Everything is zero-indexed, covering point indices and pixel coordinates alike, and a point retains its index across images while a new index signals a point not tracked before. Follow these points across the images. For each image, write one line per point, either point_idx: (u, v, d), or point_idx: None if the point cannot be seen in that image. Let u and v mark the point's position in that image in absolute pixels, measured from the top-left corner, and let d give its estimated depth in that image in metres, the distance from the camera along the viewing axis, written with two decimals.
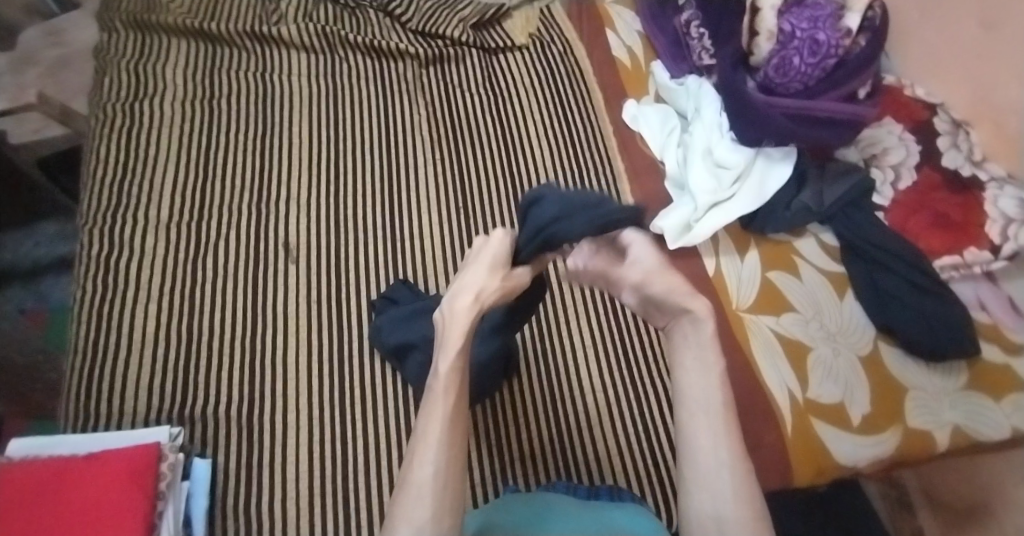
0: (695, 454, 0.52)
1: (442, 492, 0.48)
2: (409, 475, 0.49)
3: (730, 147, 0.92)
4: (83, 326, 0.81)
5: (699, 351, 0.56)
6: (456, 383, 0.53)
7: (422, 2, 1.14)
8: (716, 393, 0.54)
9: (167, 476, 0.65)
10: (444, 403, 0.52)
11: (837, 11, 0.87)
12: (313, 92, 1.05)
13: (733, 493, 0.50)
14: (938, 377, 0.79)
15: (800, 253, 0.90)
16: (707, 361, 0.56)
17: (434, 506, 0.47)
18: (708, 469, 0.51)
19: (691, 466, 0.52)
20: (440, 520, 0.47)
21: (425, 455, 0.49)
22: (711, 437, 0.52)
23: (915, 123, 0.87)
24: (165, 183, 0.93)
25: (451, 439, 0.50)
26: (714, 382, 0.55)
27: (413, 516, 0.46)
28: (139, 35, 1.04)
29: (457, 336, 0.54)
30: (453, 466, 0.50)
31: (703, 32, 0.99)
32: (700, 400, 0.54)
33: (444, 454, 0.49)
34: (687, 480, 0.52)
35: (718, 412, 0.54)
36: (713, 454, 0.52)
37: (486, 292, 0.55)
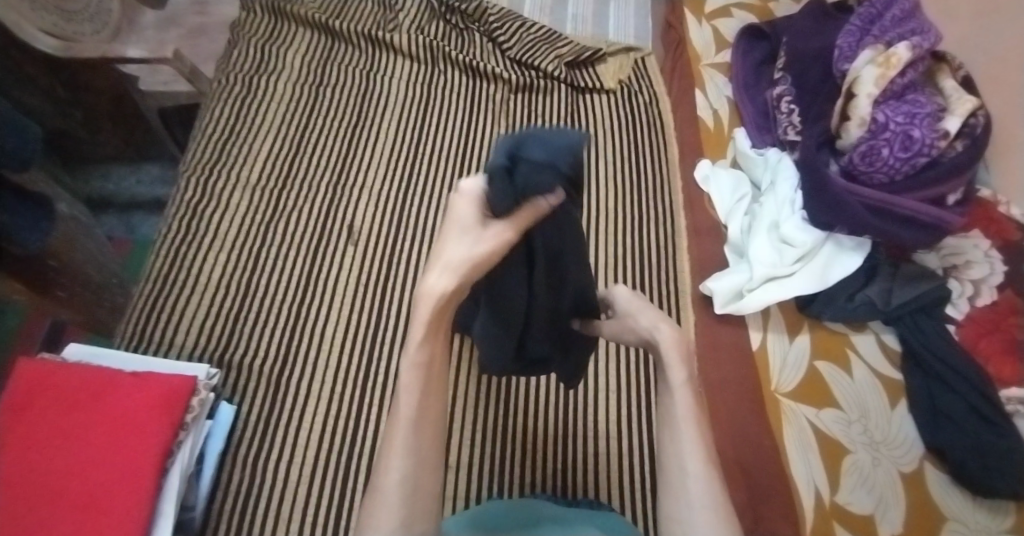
0: (665, 470, 0.50)
1: (411, 498, 0.46)
2: (377, 482, 0.47)
3: (799, 225, 0.90)
4: (159, 260, 0.90)
5: (662, 367, 0.52)
6: (421, 378, 0.47)
7: (526, 34, 1.19)
8: (678, 404, 0.50)
9: (195, 409, 0.70)
10: (409, 403, 0.47)
11: (936, 112, 0.84)
12: (409, 96, 1.12)
13: (704, 506, 0.47)
14: (983, 514, 0.71)
15: (855, 349, 0.85)
16: (669, 376, 0.51)
17: (403, 513, 0.46)
18: (679, 484, 0.48)
19: (665, 485, 0.50)
20: (410, 524, 0.46)
21: (392, 460, 0.46)
22: (678, 448, 0.49)
23: (1004, 242, 0.82)
24: (260, 151, 1.02)
25: (419, 442, 0.47)
26: (676, 393, 0.51)
27: (380, 524, 0.45)
28: (272, 19, 1.15)
29: (425, 316, 0.45)
30: (422, 471, 0.47)
31: (794, 108, 0.98)
32: (666, 413, 0.51)
33: (412, 461, 0.47)
34: (664, 491, 0.50)
35: (686, 423, 0.50)
36: (681, 468, 0.49)
37: (459, 262, 0.44)
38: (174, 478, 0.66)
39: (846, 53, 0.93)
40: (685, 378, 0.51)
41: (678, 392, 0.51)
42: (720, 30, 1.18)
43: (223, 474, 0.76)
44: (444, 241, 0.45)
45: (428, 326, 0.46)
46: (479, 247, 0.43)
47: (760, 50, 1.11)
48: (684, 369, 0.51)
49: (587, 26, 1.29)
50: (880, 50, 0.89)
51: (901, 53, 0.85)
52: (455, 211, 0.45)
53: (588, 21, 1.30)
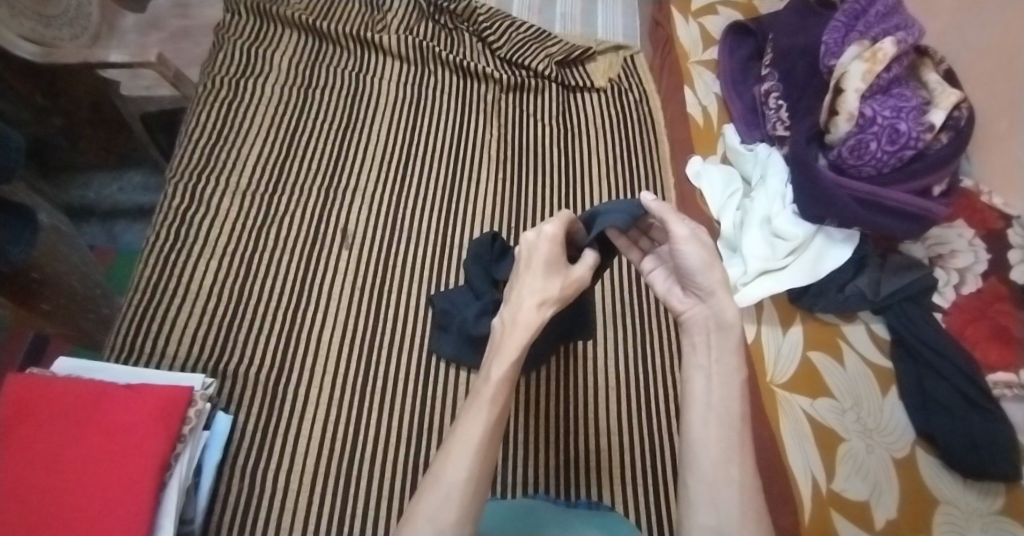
0: (703, 463, 0.50)
1: (468, 497, 0.48)
2: (439, 473, 0.49)
3: (791, 220, 0.92)
4: (148, 268, 0.88)
5: (725, 360, 0.54)
6: (500, 395, 0.53)
7: (515, 34, 1.19)
8: (734, 405, 0.52)
9: (191, 421, 0.68)
10: (486, 410, 0.52)
11: (921, 106, 0.87)
12: (399, 97, 1.11)
13: (742, 508, 0.48)
14: (973, 496, 0.73)
15: (847, 339, 0.87)
16: (731, 373, 0.53)
17: (459, 507, 0.48)
18: (719, 483, 0.49)
19: (698, 476, 0.50)
20: (463, 526, 0.47)
21: (459, 457, 0.50)
22: (724, 450, 0.50)
23: (987, 231, 0.84)
24: (250, 155, 1.01)
25: (486, 449, 0.51)
26: (732, 392, 0.53)
27: (438, 516, 0.47)
28: (258, 21, 1.14)
29: (514, 347, 0.55)
30: (482, 475, 0.50)
31: (781, 103, 1.00)
32: (718, 411, 0.52)
33: (478, 462, 0.50)
34: (693, 482, 0.51)
35: (736, 424, 0.51)
36: (724, 468, 0.50)
37: (549, 297, 0.57)
38: (173, 492, 0.64)
39: (832, 49, 0.95)
40: (744, 380, 0.53)
41: (735, 392, 0.52)
42: (707, 27, 1.19)
43: (222, 485, 0.75)
44: (528, 276, 0.58)
45: (514, 354, 0.55)
46: (558, 285, 0.58)
47: (747, 46, 1.12)
48: (745, 373, 0.53)
49: (576, 25, 1.30)
50: (867, 45, 0.90)
51: (887, 48, 0.87)
52: (535, 253, 0.59)
53: (576, 20, 1.30)
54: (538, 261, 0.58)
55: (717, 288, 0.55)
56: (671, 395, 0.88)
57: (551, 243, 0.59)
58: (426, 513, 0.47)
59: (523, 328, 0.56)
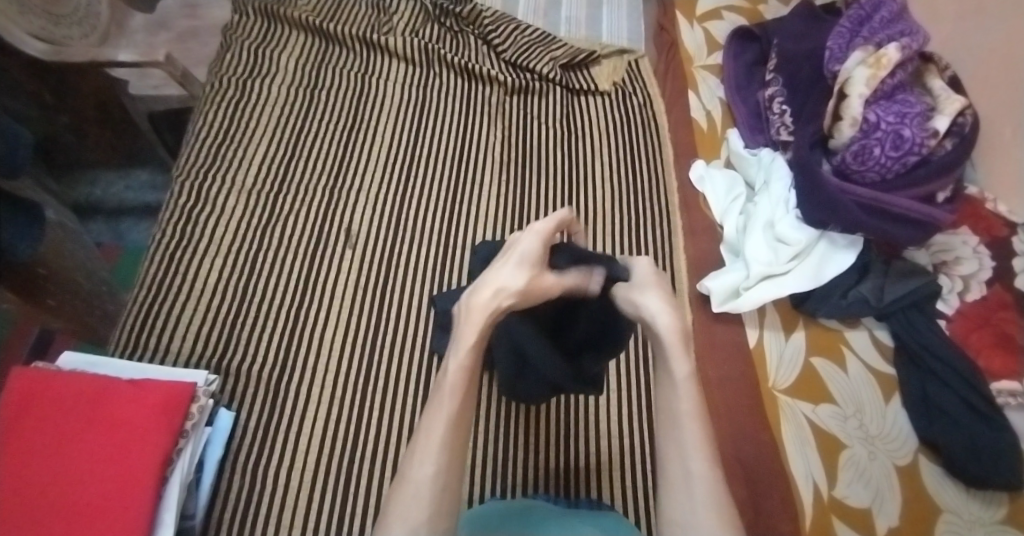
0: (667, 464, 0.53)
1: (439, 493, 0.49)
2: (407, 472, 0.50)
3: (794, 225, 0.91)
4: (154, 266, 0.89)
5: (666, 360, 0.54)
6: (464, 385, 0.52)
7: (520, 37, 1.20)
8: (682, 402, 0.53)
9: (195, 417, 0.69)
10: (451, 404, 0.51)
11: (925, 111, 0.86)
12: (405, 99, 1.12)
13: (705, 500, 0.50)
14: (976, 504, 0.73)
15: (850, 345, 0.87)
16: (672, 372, 0.53)
17: (430, 505, 0.48)
18: (682, 481, 0.51)
19: (668, 483, 0.52)
20: (436, 522, 0.48)
21: (427, 454, 0.49)
22: (680, 446, 0.52)
23: (992, 238, 0.84)
24: (255, 154, 1.02)
25: (452, 441, 0.50)
26: (679, 389, 0.53)
27: (408, 517, 0.47)
28: (266, 22, 1.15)
29: (474, 332, 0.52)
30: (451, 469, 0.50)
31: (785, 108, 1.00)
32: (668, 411, 0.53)
33: (444, 458, 0.49)
34: (664, 487, 0.52)
35: (686, 421, 0.52)
36: (684, 466, 0.51)
37: (508, 290, 0.52)
38: (174, 487, 0.64)
39: (836, 54, 0.95)
40: (691, 373, 0.53)
41: (681, 389, 0.53)
42: (712, 32, 1.20)
43: (223, 482, 0.75)
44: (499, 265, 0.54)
45: (475, 337, 0.52)
46: (524, 280, 0.53)
47: (751, 52, 1.13)
48: (689, 366, 0.53)
49: (581, 29, 1.30)
50: (870, 51, 0.91)
51: (891, 54, 0.87)
52: (521, 246, 0.54)
53: (581, 24, 1.31)
54: (521, 255, 0.54)
55: (648, 307, 0.56)
56: None
57: (540, 242, 0.55)
58: (404, 516, 0.48)
59: (478, 315, 0.52)
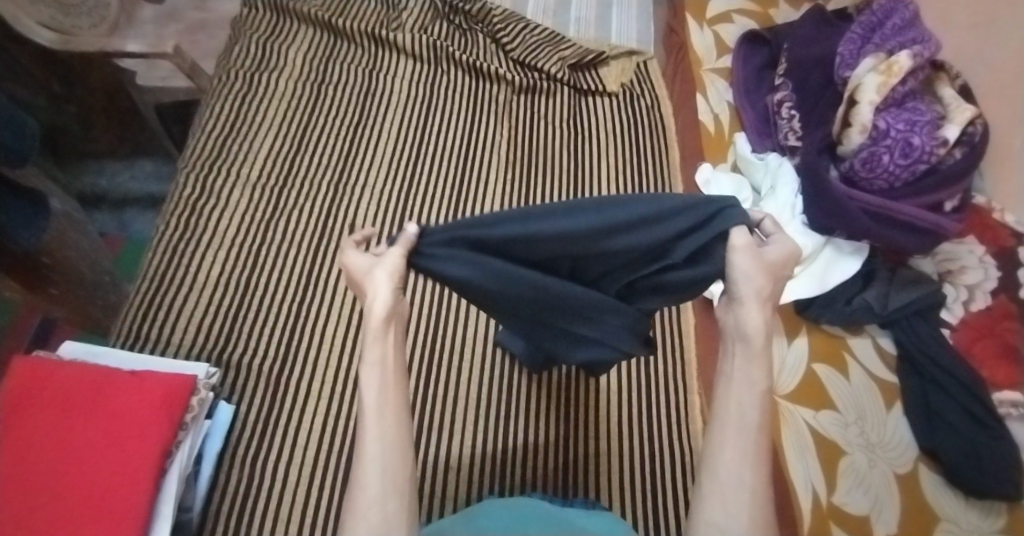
0: (717, 462, 0.49)
1: (389, 465, 0.47)
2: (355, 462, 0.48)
3: (800, 230, 0.92)
4: (157, 258, 0.89)
5: (749, 367, 0.50)
6: (382, 356, 0.50)
7: (529, 36, 1.20)
8: (753, 411, 0.49)
9: (194, 409, 0.69)
10: (374, 382, 0.49)
11: (935, 120, 0.86)
12: (411, 96, 1.12)
13: (750, 514, 0.46)
14: (974, 514, 0.72)
15: (852, 352, 0.86)
16: (754, 380, 0.50)
17: (384, 481, 0.46)
18: (732, 485, 0.47)
19: (712, 478, 0.48)
20: (388, 501, 0.46)
21: (369, 441, 0.47)
22: (741, 454, 0.48)
23: (998, 248, 0.84)
24: (261, 148, 1.02)
25: (390, 420, 0.49)
26: (753, 399, 0.50)
27: (361, 503, 0.46)
28: (274, 16, 1.14)
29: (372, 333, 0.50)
30: (395, 438, 0.48)
31: (794, 114, 0.99)
32: (737, 415, 0.49)
33: (382, 442, 0.48)
34: (706, 489, 0.48)
35: (753, 433, 0.49)
36: (738, 472, 0.47)
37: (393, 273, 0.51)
38: (173, 479, 0.65)
39: (848, 60, 0.95)
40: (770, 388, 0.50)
41: (757, 396, 0.49)
42: (721, 35, 1.19)
43: (222, 474, 0.76)
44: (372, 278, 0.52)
45: (377, 330, 0.50)
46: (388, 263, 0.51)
47: (761, 56, 1.12)
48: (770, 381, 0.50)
49: (590, 29, 1.30)
50: (882, 58, 0.90)
51: (903, 61, 0.86)
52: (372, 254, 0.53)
53: (590, 24, 1.31)
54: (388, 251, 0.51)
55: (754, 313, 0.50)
56: (674, 402, 0.88)
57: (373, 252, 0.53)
58: (362, 503, 0.45)
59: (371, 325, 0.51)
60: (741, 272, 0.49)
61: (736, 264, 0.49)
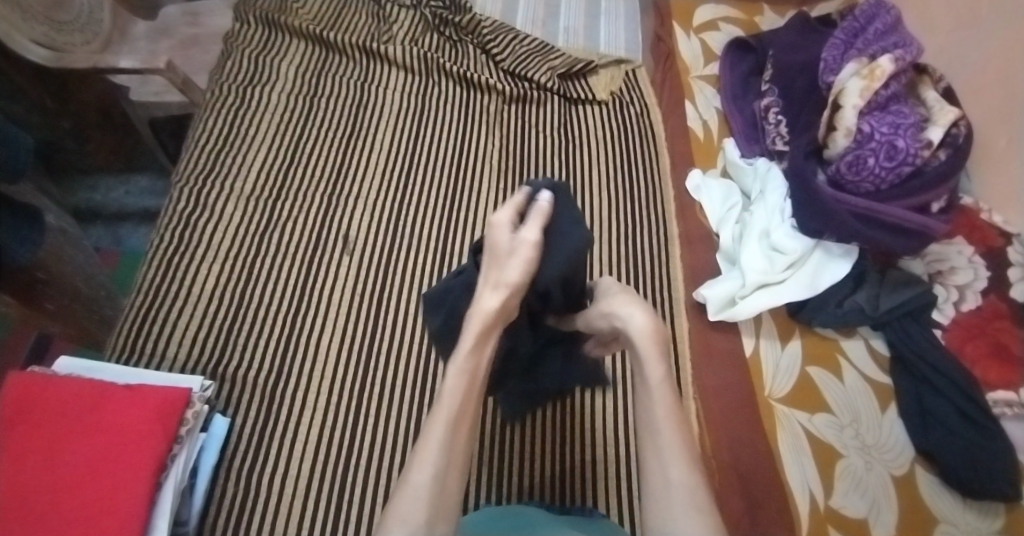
0: (650, 475, 0.54)
1: (439, 494, 0.50)
2: (407, 478, 0.50)
3: (789, 234, 0.92)
4: (151, 272, 0.89)
5: (639, 367, 0.56)
6: (465, 386, 0.53)
7: (519, 47, 1.21)
8: (658, 407, 0.55)
9: (189, 422, 0.69)
10: (450, 407, 0.52)
11: (919, 122, 0.87)
12: (403, 107, 1.13)
13: (690, 507, 0.51)
14: (972, 515, 0.72)
15: (846, 354, 0.87)
16: (647, 379, 0.55)
17: (429, 507, 0.49)
18: (664, 489, 0.52)
19: (648, 489, 0.53)
20: (435, 523, 0.49)
21: (425, 462, 0.50)
22: (660, 453, 0.54)
23: (987, 248, 0.84)
24: (254, 161, 1.02)
25: (450, 446, 0.51)
26: (655, 396, 0.55)
27: (408, 518, 0.48)
28: (266, 31, 1.16)
29: (476, 334, 0.53)
30: (453, 467, 0.51)
31: (780, 119, 1.01)
32: (645, 418, 0.55)
33: (443, 459, 0.51)
34: (650, 502, 0.53)
35: (666, 428, 0.54)
36: (665, 473, 0.53)
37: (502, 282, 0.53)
38: (168, 493, 0.64)
39: (831, 65, 0.97)
40: (665, 377, 0.55)
41: (657, 394, 0.55)
42: (708, 43, 1.20)
43: (217, 487, 0.75)
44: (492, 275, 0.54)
45: (473, 345, 0.53)
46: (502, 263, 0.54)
47: (747, 63, 1.13)
48: (664, 372, 0.55)
49: (578, 39, 1.32)
50: (864, 63, 0.92)
51: (885, 66, 0.88)
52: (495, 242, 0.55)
53: (578, 34, 1.32)
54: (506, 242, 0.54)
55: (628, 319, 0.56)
56: None
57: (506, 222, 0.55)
58: (400, 516, 0.48)
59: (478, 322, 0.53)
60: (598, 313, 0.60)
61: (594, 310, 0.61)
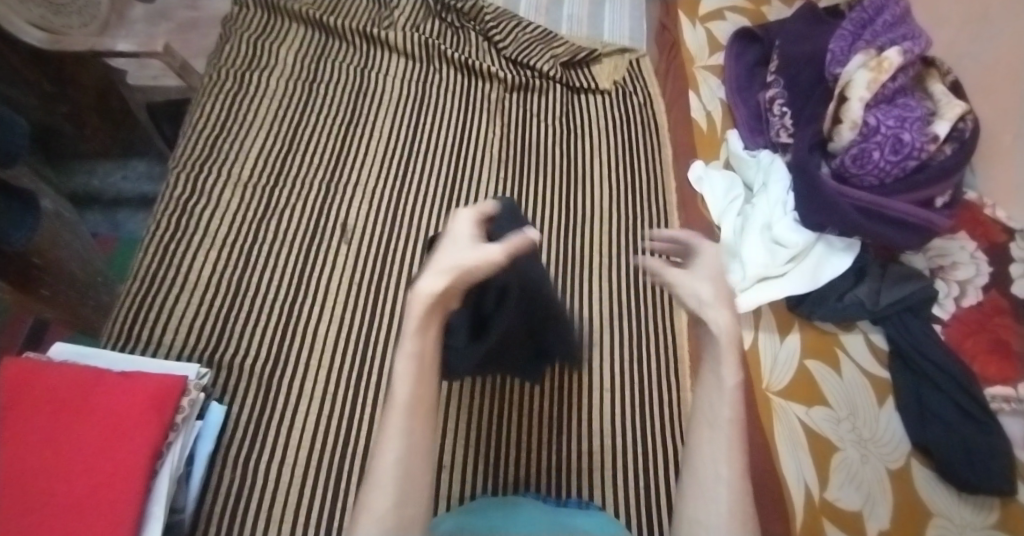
0: (695, 465, 0.51)
1: (405, 477, 0.49)
2: (372, 464, 0.49)
3: (791, 227, 0.91)
4: (148, 257, 0.89)
5: (717, 365, 0.52)
6: (415, 369, 0.51)
7: (522, 34, 1.20)
8: (726, 409, 0.51)
9: (184, 410, 0.69)
10: (404, 391, 0.51)
11: (926, 116, 0.87)
12: (402, 94, 1.12)
13: (728, 505, 0.48)
14: (967, 509, 0.72)
15: (844, 348, 0.87)
16: (722, 379, 0.51)
17: (396, 492, 0.48)
18: (708, 482, 0.50)
19: (693, 479, 0.51)
20: (402, 508, 0.48)
21: (389, 445, 0.49)
22: (713, 450, 0.51)
23: (989, 244, 0.84)
24: (252, 147, 1.01)
25: (413, 426, 0.50)
26: (726, 397, 0.51)
27: (374, 506, 0.47)
28: (265, 15, 1.14)
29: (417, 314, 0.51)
30: (417, 451, 0.50)
31: (785, 111, 1.00)
32: (709, 414, 0.52)
33: (404, 443, 0.49)
34: (687, 489, 0.51)
35: (727, 427, 0.51)
36: (713, 468, 0.50)
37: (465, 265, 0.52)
38: (163, 480, 0.64)
39: (838, 57, 0.96)
40: (740, 384, 0.51)
41: (727, 395, 0.51)
42: (714, 33, 1.19)
43: (214, 474, 0.76)
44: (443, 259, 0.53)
45: (417, 328, 0.51)
46: (469, 258, 0.52)
47: (753, 53, 1.12)
48: (739, 377, 0.51)
49: (582, 27, 1.30)
50: (872, 55, 0.91)
51: (893, 58, 0.87)
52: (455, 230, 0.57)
53: (582, 22, 1.31)
54: (454, 238, 0.56)
55: (711, 315, 0.53)
56: (667, 399, 0.87)
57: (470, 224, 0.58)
58: (371, 509, 0.47)
59: (419, 305, 0.51)
60: (684, 287, 0.56)
61: (679, 280, 0.57)
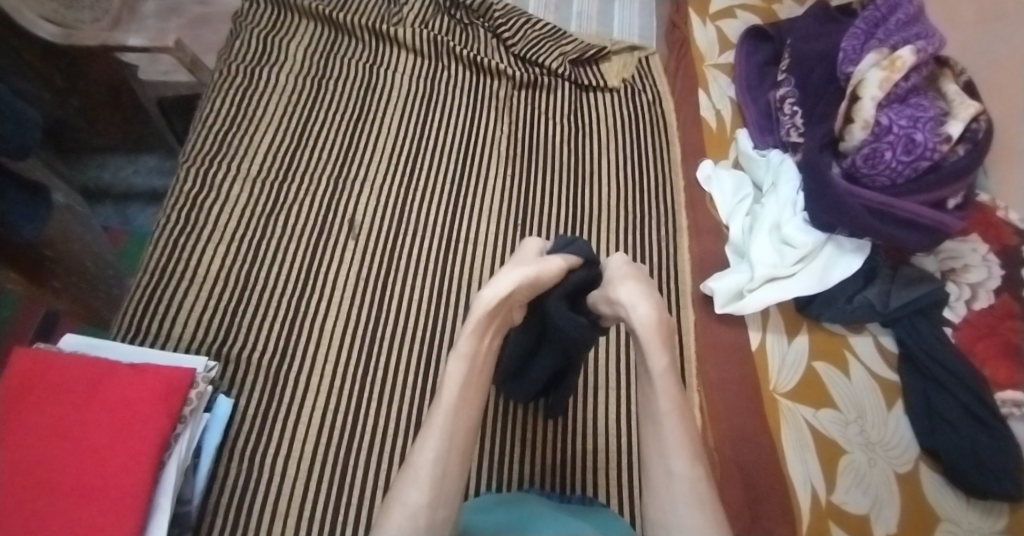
0: (651, 463, 0.53)
1: (441, 479, 0.49)
2: (411, 459, 0.50)
3: (800, 227, 0.90)
4: (157, 252, 0.89)
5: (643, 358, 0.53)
6: (467, 370, 0.52)
7: (530, 31, 1.19)
8: (663, 401, 0.52)
9: (193, 402, 0.69)
10: (454, 389, 0.51)
11: (939, 116, 0.85)
12: (411, 90, 1.12)
13: (688, 503, 0.50)
14: (975, 514, 0.72)
15: (854, 350, 0.86)
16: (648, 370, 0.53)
17: (430, 492, 0.48)
18: (664, 483, 0.51)
19: (650, 481, 0.53)
20: (435, 509, 0.48)
21: (427, 441, 0.49)
22: (662, 447, 0.52)
23: (1001, 247, 0.81)
24: (261, 142, 1.02)
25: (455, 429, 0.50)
26: (659, 387, 0.53)
27: (409, 500, 0.47)
28: (275, 11, 1.14)
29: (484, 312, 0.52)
30: (454, 454, 0.50)
31: (796, 109, 0.98)
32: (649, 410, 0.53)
33: (445, 444, 0.49)
34: (649, 493, 0.53)
35: (672, 421, 0.52)
36: (665, 466, 0.51)
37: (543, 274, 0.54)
38: (172, 472, 0.65)
39: (850, 56, 0.95)
40: (666, 369, 0.52)
41: (660, 388, 0.53)
42: (725, 31, 1.18)
43: (220, 467, 0.76)
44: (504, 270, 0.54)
45: (476, 331, 0.53)
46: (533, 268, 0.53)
47: (764, 52, 1.11)
48: (666, 359, 0.52)
49: (592, 25, 1.29)
50: (885, 53, 0.89)
51: (906, 57, 0.86)
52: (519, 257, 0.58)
53: (592, 20, 1.30)
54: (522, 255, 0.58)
55: (634, 306, 0.53)
56: None
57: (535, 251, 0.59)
58: (404, 505, 0.47)
59: (479, 312, 0.52)
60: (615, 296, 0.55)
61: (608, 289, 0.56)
